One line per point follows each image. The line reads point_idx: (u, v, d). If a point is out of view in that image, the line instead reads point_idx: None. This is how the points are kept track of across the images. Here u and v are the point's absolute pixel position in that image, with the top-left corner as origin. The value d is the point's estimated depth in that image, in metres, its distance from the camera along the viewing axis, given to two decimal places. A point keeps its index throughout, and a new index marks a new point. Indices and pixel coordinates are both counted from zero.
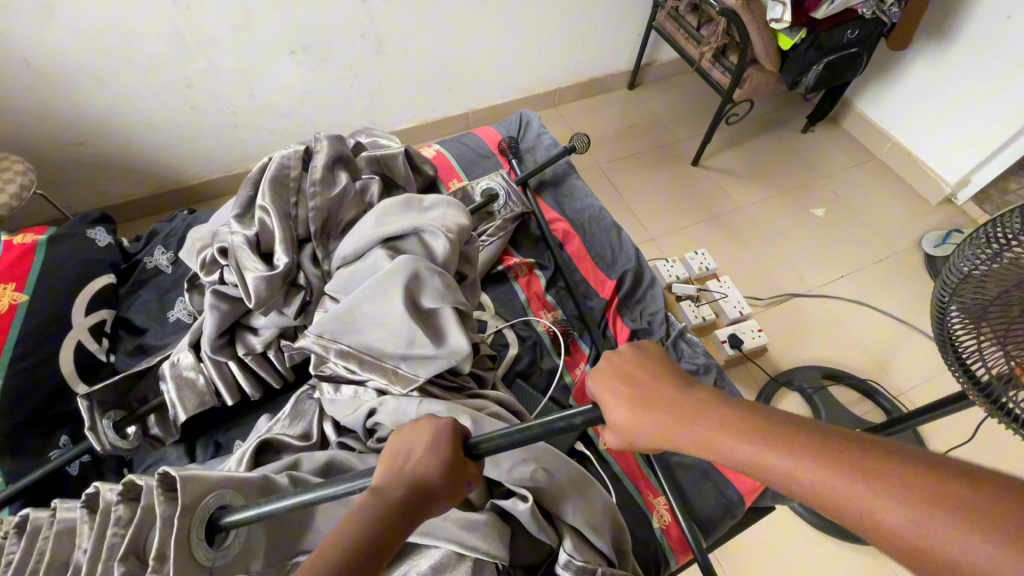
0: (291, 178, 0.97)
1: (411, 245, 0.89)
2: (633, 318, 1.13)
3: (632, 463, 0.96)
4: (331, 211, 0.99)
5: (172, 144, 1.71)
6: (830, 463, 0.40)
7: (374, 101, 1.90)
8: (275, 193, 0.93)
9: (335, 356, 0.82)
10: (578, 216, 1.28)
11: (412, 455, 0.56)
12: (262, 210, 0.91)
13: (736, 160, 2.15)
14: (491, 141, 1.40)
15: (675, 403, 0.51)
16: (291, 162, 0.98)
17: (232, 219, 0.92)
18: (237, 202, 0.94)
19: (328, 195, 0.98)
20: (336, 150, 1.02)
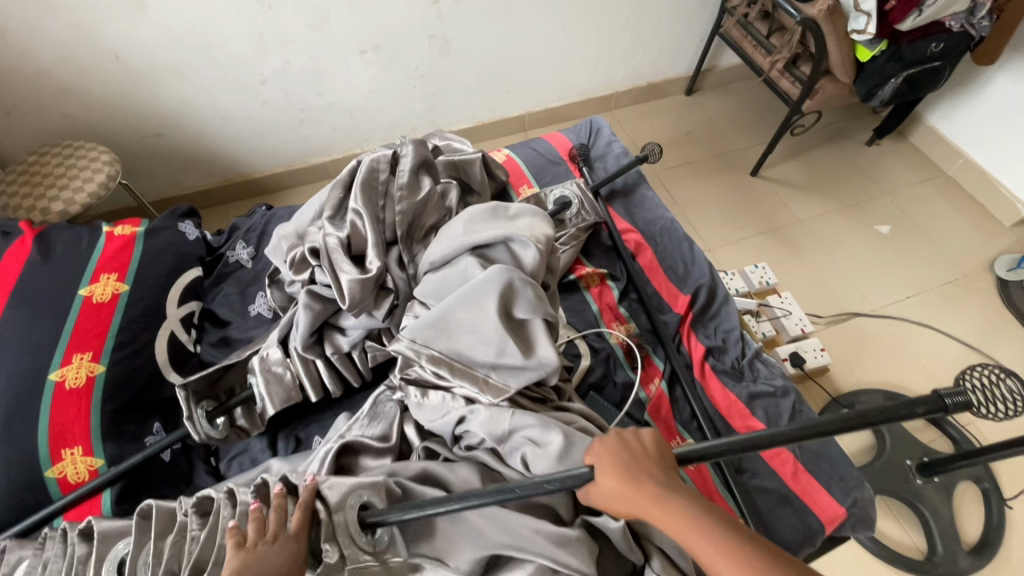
0: (379, 182, 0.98)
1: (500, 254, 0.89)
2: (707, 334, 1.11)
3: (708, 482, 0.92)
4: (416, 215, 1.00)
5: (243, 138, 1.76)
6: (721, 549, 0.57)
7: (435, 100, 1.91)
8: (366, 196, 0.95)
9: (426, 360, 0.83)
10: (649, 227, 1.27)
11: (260, 566, 0.62)
12: (355, 212, 0.93)
13: (797, 172, 2.09)
14: (561, 147, 1.39)
15: (639, 480, 0.62)
16: (380, 165, 1.00)
17: (325, 220, 0.94)
18: (329, 204, 0.96)
19: (414, 199, 0.99)
20: (421, 155, 1.04)
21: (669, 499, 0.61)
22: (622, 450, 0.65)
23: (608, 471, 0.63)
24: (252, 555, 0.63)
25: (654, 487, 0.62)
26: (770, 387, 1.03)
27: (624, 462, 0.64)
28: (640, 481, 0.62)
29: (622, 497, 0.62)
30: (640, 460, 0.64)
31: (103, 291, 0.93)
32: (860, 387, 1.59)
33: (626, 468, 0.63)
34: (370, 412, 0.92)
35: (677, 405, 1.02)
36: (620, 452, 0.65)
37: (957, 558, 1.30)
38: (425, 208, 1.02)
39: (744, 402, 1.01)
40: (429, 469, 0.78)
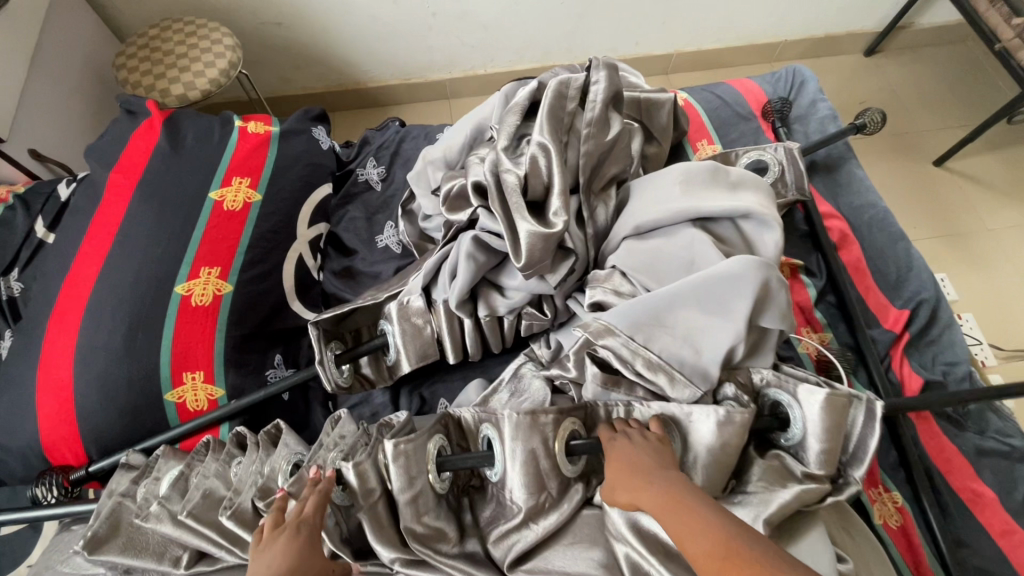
0: (568, 116, 0.79)
1: (729, 232, 0.72)
2: (923, 363, 0.89)
3: (916, 548, 0.75)
4: (598, 162, 0.80)
5: (365, 41, 1.58)
6: (713, 541, 0.45)
7: (580, 22, 1.64)
8: (553, 128, 0.76)
9: (640, 364, 0.66)
10: (856, 215, 1.02)
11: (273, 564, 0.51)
12: (539, 149, 0.74)
13: (993, 168, 1.73)
14: (752, 98, 1.13)
15: (631, 466, 0.56)
16: (568, 91, 0.80)
17: (501, 152, 0.77)
18: (505, 133, 0.79)
19: (602, 141, 0.79)
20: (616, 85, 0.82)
21: (666, 485, 0.52)
22: (624, 450, 0.58)
23: (611, 460, 0.57)
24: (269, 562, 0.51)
25: (640, 474, 0.54)
26: (1002, 447, 0.82)
27: (627, 455, 0.57)
28: (643, 465, 0.55)
29: (626, 479, 0.55)
30: (635, 453, 0.57)
31: (235, 197, 0.81)
32: None
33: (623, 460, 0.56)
34: (512, 383, 0.77)
35: (881, 444, 0.82)
36: (619, 451, 0.58)
37: None
38: (610, 153, 0.82)
39: (969, 458, 0.81)
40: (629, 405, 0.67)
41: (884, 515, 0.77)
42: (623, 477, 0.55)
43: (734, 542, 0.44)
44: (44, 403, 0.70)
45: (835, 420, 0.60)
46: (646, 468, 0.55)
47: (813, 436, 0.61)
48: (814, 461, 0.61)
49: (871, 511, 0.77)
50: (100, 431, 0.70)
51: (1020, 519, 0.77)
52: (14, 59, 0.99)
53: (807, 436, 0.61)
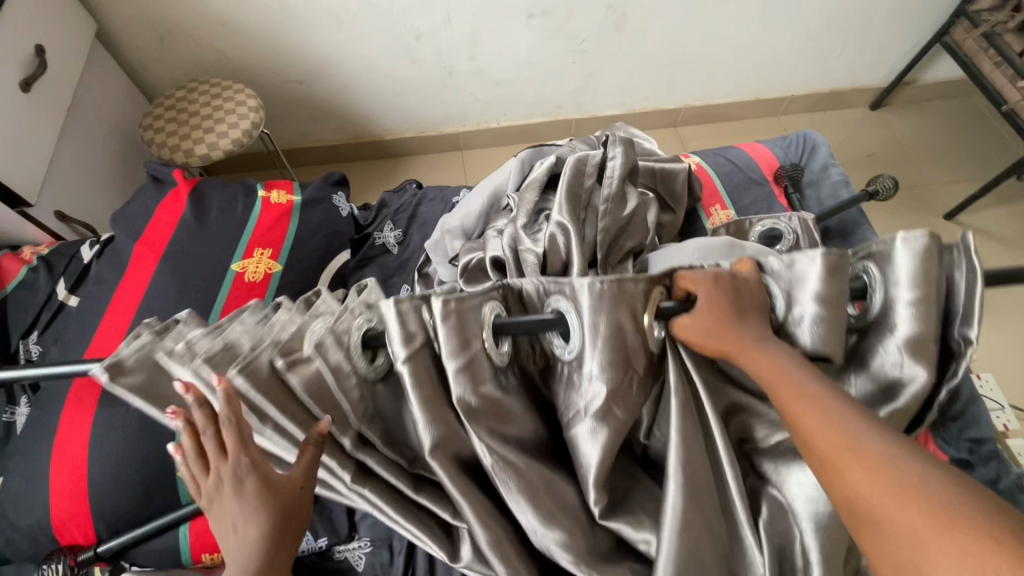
0: (585, 192, 0.80)
1: None
2: (948, 441, 0.87)
3: None
4: (612, 236, 0.81)
5: (382, 97, 1.62)
6: (834, 418, 0.42)
7: (592, 80, 1.70)
8: (571, 207, 0.77)
9: None
10: None
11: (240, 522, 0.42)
12: (557, 224, 0.74)
13: (1004, 223, 1.73)
14: (764, 163, 1.15)
15: (732, 329, 0.51)
16: (586, 169, 0.81)
17: (519, 229, 0.78)
18: (524, 209, 0.81)
19: (618, 217, 0.80)
20: (633, 162, 0.84)
21: (773, 353, 0.48)
22: (727, 307, 0.52)
23: (709, 309, 0.52)
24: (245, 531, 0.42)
25: (744, 341, 0.50)
26: None
27: (730, 308, 0.52)
28: (744, 321, 0.51)
29: (709, 328, 0.51)
30: (740, 316, 0.51)
31: (256, 269, 0.82)
32: None
33: (725, 316, 0.51)
34: None
35: None
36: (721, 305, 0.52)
37: None
38: (627, 227, 0.83)
39: None
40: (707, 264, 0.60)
41: None
42: (723, 331, 0.51)
43: (795, 383, 0.45)
44: (57, 482, 0.69)
45: (927, 268, 0.50)
46: (754, 340, 0.50)
47: (900, 286, 0.52)
48: (904, 325, 0.52)
49: None
50: (112, 508, 0.69)
51: None
52: (47, 126, 1.03)
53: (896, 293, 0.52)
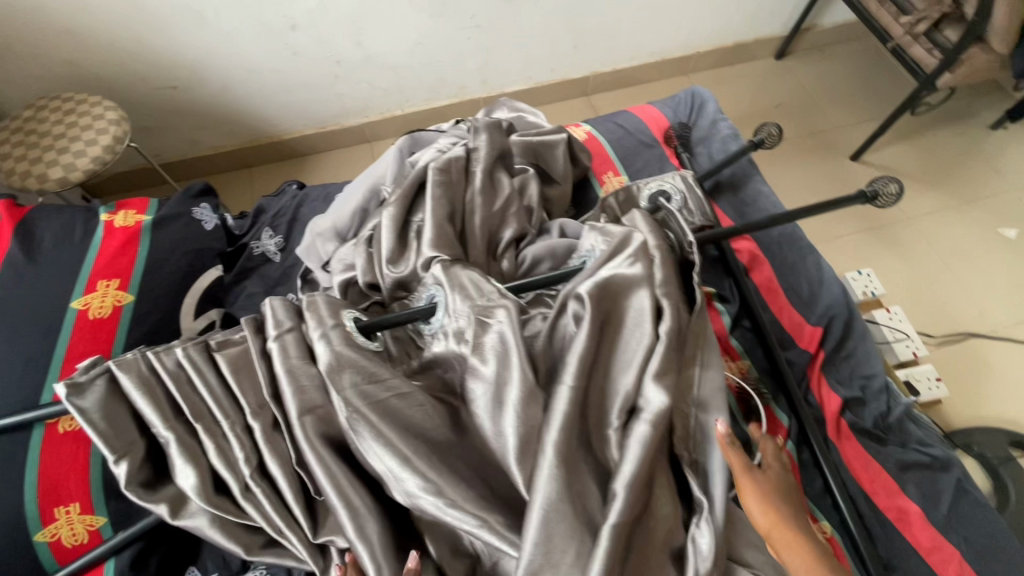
0: (455, 196, 0.79)
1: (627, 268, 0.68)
2: (841, 381, 0.88)
3: None
4: (490, 232, 0.81)
5: (271, 95, 1.53)
6: None
7: (493, 56, 1.64)
8: (439, 222, 0.76)
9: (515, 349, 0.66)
10: (767, 233, 1.02)
11: None
12: (434, 252, 0.74)
13: (906, 157, 1.79)
14: (653, 123, 1.13)
15: (792, 524, 0.60)
16: (449, 169, 0.79)
17: (388, 247, 0.77)
18: (391, 221, 0.78)
19: (488, 212, 0.80)
20: (496, 150, 0.81)
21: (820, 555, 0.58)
22: (784, 499, 0.63)
23: (770, 495, 0.63)
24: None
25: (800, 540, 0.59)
26: (924, 457, 0.81)
27: (785, 502, 0.62)
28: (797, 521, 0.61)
29: (768, 509, 0.61)
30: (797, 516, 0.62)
31: (101, 303, 0.74)
32: (975, 423, 1.37)
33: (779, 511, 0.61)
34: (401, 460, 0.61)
35: (806, 472, 0.80)
36: (782, 498, 0.63)
37: None
38: (502, 217, 0.82)
39: (892, 475, 0.80)
40: (533, 260, 0.82)
41: None
42: (782, 520, 0.61)
43: None
44: None
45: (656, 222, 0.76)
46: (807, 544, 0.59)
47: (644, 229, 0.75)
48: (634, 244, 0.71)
49: None
50: None
51: (946, 533, 0.76)
52: None
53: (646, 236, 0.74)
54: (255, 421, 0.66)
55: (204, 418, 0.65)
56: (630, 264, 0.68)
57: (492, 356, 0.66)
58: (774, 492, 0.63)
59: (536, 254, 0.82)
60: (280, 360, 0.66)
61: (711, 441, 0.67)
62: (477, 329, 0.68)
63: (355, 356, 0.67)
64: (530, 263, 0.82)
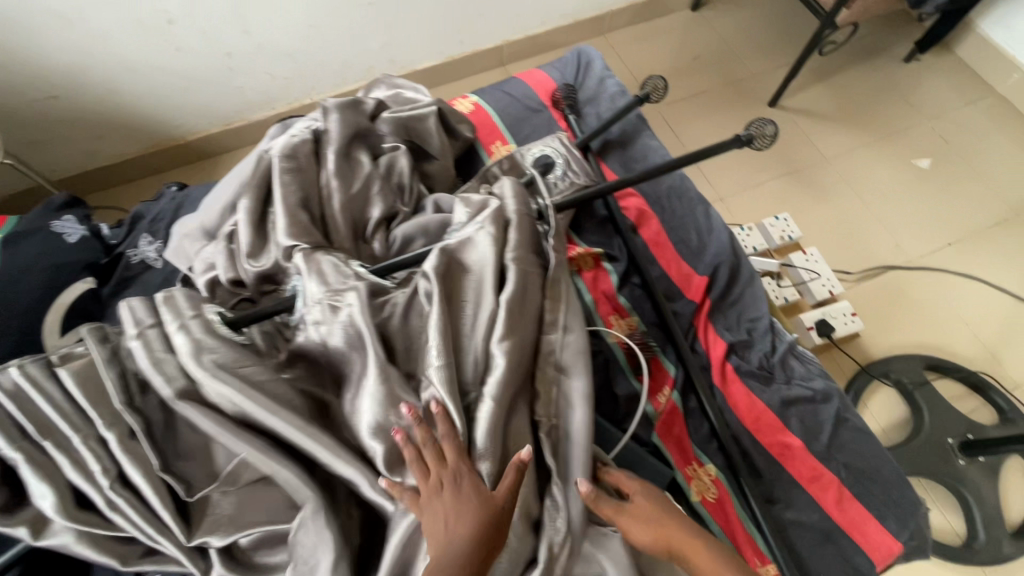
0: (309, 181, 0.77)
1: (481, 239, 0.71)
2: (728, 326, 0.89)
3: (732, 517, 0.76)
4: (356, 215, 0.80)
5: (164, 95, 1.47)
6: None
7: (395, 33, 1.59)
8: (293, 210, 0.74)
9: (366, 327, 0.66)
10: (655, 188, 1.02)
11: (454, 525, 0.53)
12: (292, 241, 0.73)
13: (823, 99, 1.80)
14: (540, 87, 1.11)
15: (666, 527, 0.60)
16: (298, 154, 0.77)
17: (246, 241, 0.75)
18: (246, 215, 0.76)
19: (349, 195, 0.78)
20: (350, 128, 0.79)
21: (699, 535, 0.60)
22: (650, 505, 0.62)
23: (637, 510, 0.62)
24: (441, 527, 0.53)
25: (683, 536, 0.60)
26: (806, 391, 0.83)
27: (648, 507, 0.62)
28: (666, 516, 0.62)
29: (647, 523, 0.60)
30: (664, 511, 0.62)
31: None
32: (893, 352, 1.41)
33: (655, 516, 0.61)
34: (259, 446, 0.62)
35: (693, 419, 0.82)
36: (648, 507, 0.62)
37: (1001, 544, 1.19)
38: (366, 198, 0.81)
39: (776, 411, 0.82)
40: (405, 238, 0.81)
41: (702, 490, 0.77)
42: (659, 529, 0.60)
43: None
44: None
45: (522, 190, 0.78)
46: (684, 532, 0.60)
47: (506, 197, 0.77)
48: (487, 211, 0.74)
49: (690, 491, 0.78)
50: None
51: (827, 462, 0.79)
52: None
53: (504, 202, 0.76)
54: (110, 431, 0.64)
55: (54, 434, 0.64)
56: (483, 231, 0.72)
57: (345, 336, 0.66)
58: (641, 507, 0.62)
59: (406, 232, 0.80)
60: (146, 355, 0.64)
61: (572, 404, 0.69)
62: (331, 313, 0.67)
63: (215, 344, 0.65)
64: (400, 242, 0.80)
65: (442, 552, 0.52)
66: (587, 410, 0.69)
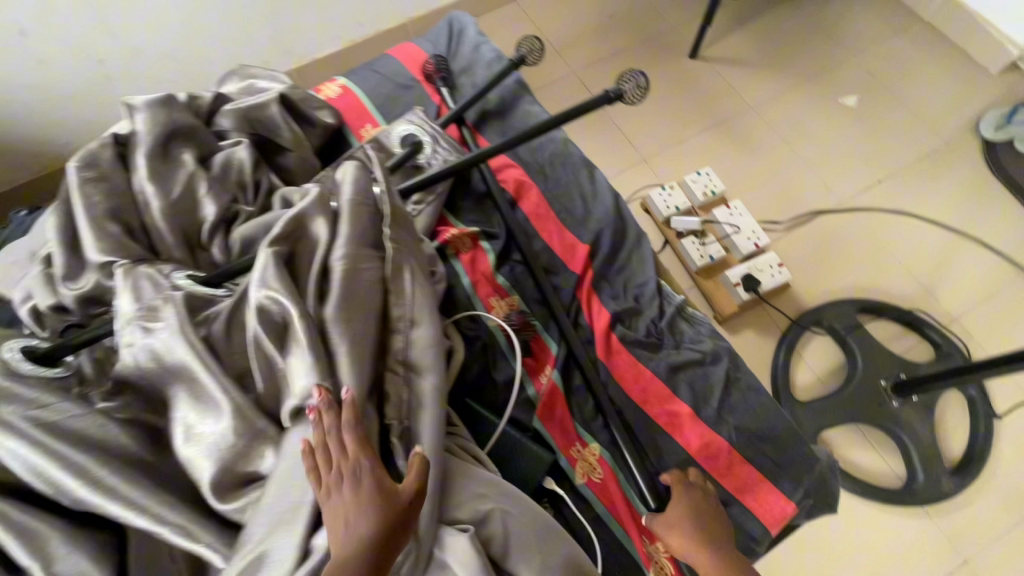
0: (118, 189, 0.71)
1: (316, 232, 0.64)
2: (614, 295, 0.84)
3: (617, 495, 0.72)
4: (185, 220, 0.73)
5: (36, 112, 1.36)
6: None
7: (285, 19, 1.48)
8: (99, 225, 0.67)
9: (181, 346, 0.59)
10: (536, 156, 0.95)
11: (354, 514, 0.48)
12: (106, 259, 0.66)
13: (745, 45, 1.73)
14: (412, 61, 1.04)
15: (696, 530, 0.64)
16: (106, 162, 0.71)
17: (60, 264, 0.69)
18: (60, 234, 0.69)
19: (171, 201, 0.72)
20: (159, 127, 0.73)
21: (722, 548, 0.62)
22: (689, 506, 0.66)
23: (679, 510, 0.65)
24: (341, 508, 0.49)
25: (700, 539, 0.63)
26: (696, 354, 0.79)
27: (695, 512, 0.65)
28: (704, 524, 0.64)
29: (675, 523, 0.65)
30: (700, 515, 0.65)
31: None
32: (827, 299, 1.37)
33: (693, 517, 0.65)
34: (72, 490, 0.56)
35: (577, 397, 0.78)
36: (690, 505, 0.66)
37: (940, 482, 1.17)
38: (195, 201, 0.74)
39: (664, 380, 0.77)
40: (247, 239, 0.74)
41: (585, 471, 0.73)
42: (684, 527, 0.64)
43: None
44: None
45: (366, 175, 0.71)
46: (702, 536, 0.63)
47: (347, 185, 0.69)
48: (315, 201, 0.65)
49: (575, 474, 0.74)
50: None
51: (716, 427, 0.75)
52: None
53: (344, 190, 0.69)
54: None
55: None
56: (318, 226, 0.65)
57: (162, 358, 0.59)
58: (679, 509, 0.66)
59: (243, 232, 0.73)
60: None
61: (424, 405, 0.62)
62: (142, 336, 0.60)
63: (11, 385, 0.59)
64: (240, 243, 0.73)
65: (348, 533, 0.47)
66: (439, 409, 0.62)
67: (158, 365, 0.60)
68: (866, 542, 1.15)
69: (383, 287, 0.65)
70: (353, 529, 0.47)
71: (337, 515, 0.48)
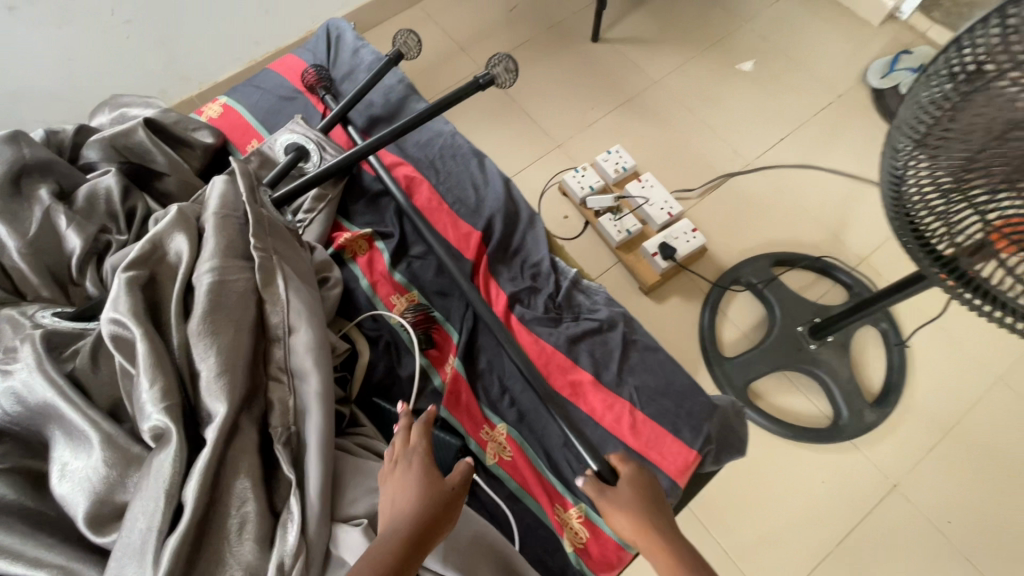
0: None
1: (177, 249, 0.64)
2: (512, 276, 0.86)
3: (528, 471, 0.73)
4: (49, 257, 0.71)
5: None
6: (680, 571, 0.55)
7: (174, 45, 1.44)
8: None
9: (40, 384, 0.57)
10: (424, 151, 0.96)
11: (402, 496, 0.56)
12: None
13: (644, 24, 1.78)
14: (292, 73, 1.03)
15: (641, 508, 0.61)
16: None
17: None
18: None
19: (33, 238, 0.69)
20: (7, 163, 0.70)
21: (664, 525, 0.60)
22: (636, 485, 0.63)
23: (625, 490, 0.63)
24: (395, 493, 0.57)
25: (645, 516, 0.60)
26: (593, 323, 0.81)
27: (643, 492, 0.63)
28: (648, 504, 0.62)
29: (620, 500, 0.62)
30: (647, 492, 0.63)
31: None
32: (744, 257, 1.42)
33: (636, 496, 0.62)
34: None
35: (482, 381, 0.78)
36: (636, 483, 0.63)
37: (864, 414, 1.23)
38: (60, 235, 0.72)
39: (565, 352, 0.79)
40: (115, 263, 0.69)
41: (497, 451, 0.74)
42: (630, 501, 0.61)
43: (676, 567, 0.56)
44: None
45: (231, 187, 0.71)
46: (648, 514, 0.61)
47: (211, 199, 0.69)
48: (172, 220, 0.65)
49: (487, 455, 0.75)
50: None
51: (618, 390, 0.77)
52: None
53: (208, 204, 0.68)
54: None
55: None
56: (179, 243, 0.64)
57: (24, 399, 0.57)
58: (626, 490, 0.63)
59: (110, 261, 0.69)
60: None
61: (309, 407, 0.62)
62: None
63: None
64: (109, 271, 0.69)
65: (397, 516, 0.54)
66: (326, 409, 0.62)
67: (20, 405, 0.57)
68: (801, 480, 1.21)
69: (259, 295, 0.65)
70: (401, 511, 0.54)
71: (391, 500, 0.56)
